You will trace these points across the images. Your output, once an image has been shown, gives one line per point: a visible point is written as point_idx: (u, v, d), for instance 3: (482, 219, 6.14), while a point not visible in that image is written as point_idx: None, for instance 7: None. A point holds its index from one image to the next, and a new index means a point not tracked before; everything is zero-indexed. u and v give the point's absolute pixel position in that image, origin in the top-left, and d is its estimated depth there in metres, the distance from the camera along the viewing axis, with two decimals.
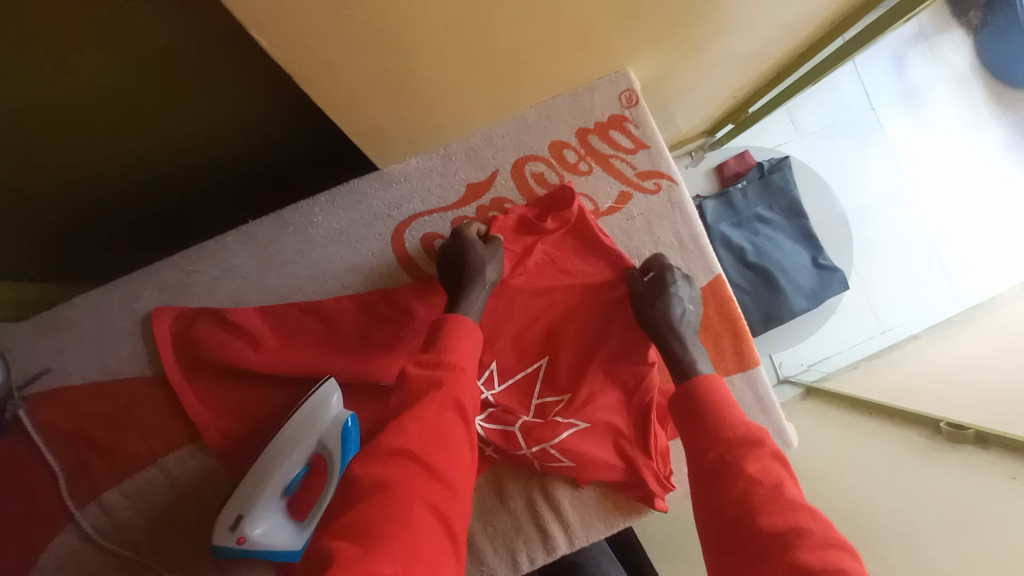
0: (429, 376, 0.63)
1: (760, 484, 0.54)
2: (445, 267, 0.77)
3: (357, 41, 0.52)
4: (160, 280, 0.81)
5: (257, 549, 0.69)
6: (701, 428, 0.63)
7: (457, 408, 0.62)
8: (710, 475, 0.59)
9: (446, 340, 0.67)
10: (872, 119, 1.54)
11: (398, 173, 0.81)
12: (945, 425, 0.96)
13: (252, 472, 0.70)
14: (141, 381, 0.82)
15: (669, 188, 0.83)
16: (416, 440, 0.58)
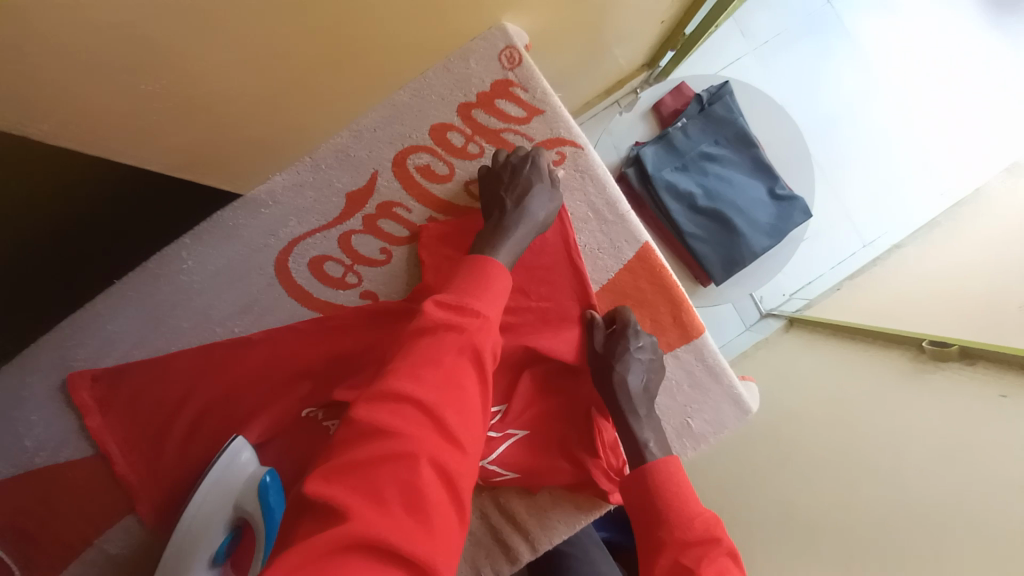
0: (446, 317, 0.54)
1: (691, 545, 0.54)
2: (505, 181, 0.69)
3: (71, 76, 0.41)
4: (39, 361, 0.74)
5: None
6: (638, 479, 0.62)
7: (473, 353, 0.53)
8: (648, 527, 0.59)
9: (475, 280, 0.58)
10: (828, 15, 1.38)
11: (265, 195, 0.71)
12: (928, 345, 0.82)
13: (173, 545, 0.67)
14: (50, 469, 0.75)
15: (575, 153, 0.72)
16: (426, 391, 0.49)
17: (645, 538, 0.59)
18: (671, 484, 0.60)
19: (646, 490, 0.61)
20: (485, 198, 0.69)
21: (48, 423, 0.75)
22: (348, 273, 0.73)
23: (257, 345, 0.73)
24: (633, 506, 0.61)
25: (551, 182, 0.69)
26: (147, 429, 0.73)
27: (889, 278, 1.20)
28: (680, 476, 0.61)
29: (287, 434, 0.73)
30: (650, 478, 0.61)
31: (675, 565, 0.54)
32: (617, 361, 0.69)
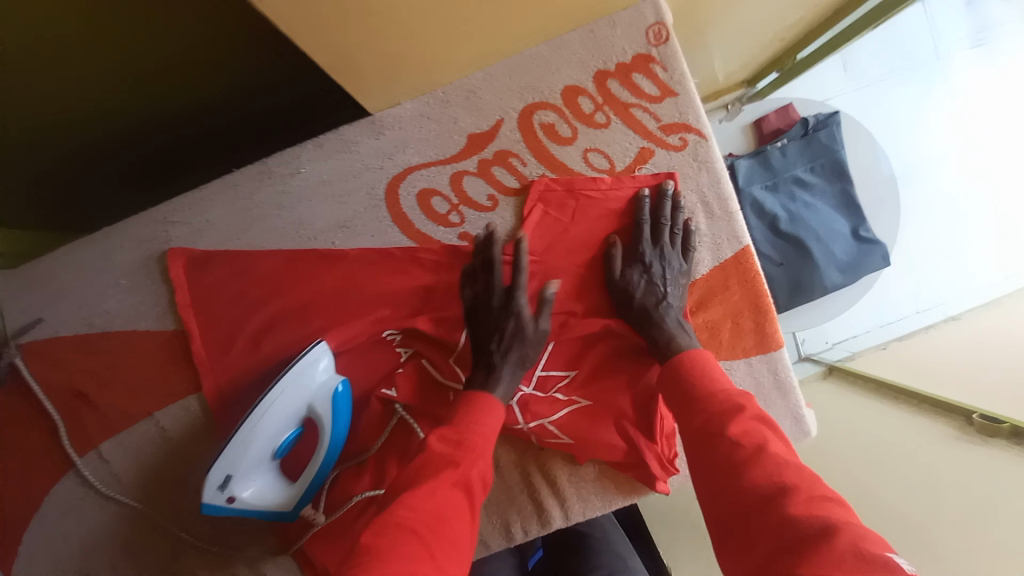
0: (445, 449, 0.55)
1: (741, 451, 0.49)
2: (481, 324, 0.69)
3: None
4: (138, 233, 0.76)
5: (246, 506, 0.69)
6: (687, 400, 0.58)
7: (467, 476, 0.53)
8: (694, 443, 0.54)
9: (467, 412, 0.60)
10: (935, 71, 1.35)
11: (391, 119, 0.73)
12: (978, 417, 0.86)
13: (236, 436, 0.65)
14: (129, 334, 0.77)
15: (697, 142, 0.72)
16: (430, 500, 0.49)
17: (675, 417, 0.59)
18: (724, 398, 0.55)
19: (697, 408, 0.56)
20: (475, 339, 0.70)
21: (131, 293, 0.77)
22: (451, 212, 0.75)
23: (349, 260, 0.74)
24: (682, 426, 0.57)
25: (533, 319, 0.70)
26: (230, 318, 0.75)
27: (937, 344, 1.20)
28: (738, 394, 0.55)
29: (363, 350, 0.75)
30: (674, 370, 0.62)
31: (702, 427, 0.54)
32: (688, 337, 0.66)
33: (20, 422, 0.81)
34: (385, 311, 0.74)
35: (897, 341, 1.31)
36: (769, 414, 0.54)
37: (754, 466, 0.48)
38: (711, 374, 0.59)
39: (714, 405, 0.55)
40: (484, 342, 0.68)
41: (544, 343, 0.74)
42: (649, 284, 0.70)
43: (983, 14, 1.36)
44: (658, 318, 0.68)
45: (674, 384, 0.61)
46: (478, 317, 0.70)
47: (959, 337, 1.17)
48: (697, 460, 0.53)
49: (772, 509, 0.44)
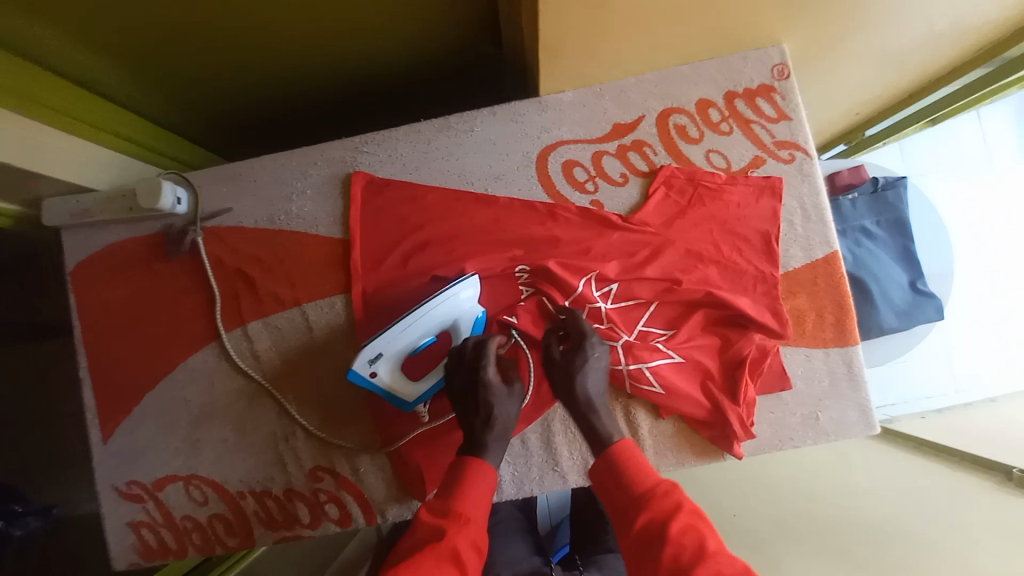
0: (434, 523, 0.59)
1: (685, 555, 0.55)
2: (557, 376, 0.75)
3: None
4: (331, 155, 0.93)
5: (378, 386, 0.78)
6: (628, 497, 0.62)
7: (458, 552, 0.57)
8: (642, 531, 0.59)
9: (464, 481, 0.63)
10: (987, 171, 1.53)
11: (555, 101, 0.90)
12: (1018, 471, 1.00)
13: (400, 322, 0.76)
14: (300, 235, 0.92)
15: (803, 159, 0.87)
16: (440, 556, 0.55)
17: (613, 497, 0.63)
18: (664, 497, 0.60)
19: (632, 513, 0.61)
20: (456, 394, 0.74)
21: (312, 201, 0.92)
22: (588, 181, 0.90)
23: (499, 207, 0.90)
24: (625, 520, 0.61)
25: (502, 382, 0.74)
26: (390, 235, 0.90)
27: (977, 422, 1.29)
28: (670, 487, 0.61)
29: (494, 281, 0.88)
30: (605, 458, 0.66)
31: (638, 542, 0.59)
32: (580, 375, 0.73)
33: (188, 293, 0.95)
34: (519, 251, 0.88)
35: (936, 412, 1.42)
36: (701, 508, 0.60)
37: (705, 566, 0.54)
38: (636, 464, 0.64)
39: (651, 507, 0.60)
40: (579, 394, 0.72)
41: (649, 302, 0.86)
42: (591, 372, 0.74)
43: None
44: (593, 413, 0.71)
45: (605, 474, 0.65)
46: (563, 384, 0.74)
47: (1001, 418, 1.27)
48: (637, 567, 0.58)
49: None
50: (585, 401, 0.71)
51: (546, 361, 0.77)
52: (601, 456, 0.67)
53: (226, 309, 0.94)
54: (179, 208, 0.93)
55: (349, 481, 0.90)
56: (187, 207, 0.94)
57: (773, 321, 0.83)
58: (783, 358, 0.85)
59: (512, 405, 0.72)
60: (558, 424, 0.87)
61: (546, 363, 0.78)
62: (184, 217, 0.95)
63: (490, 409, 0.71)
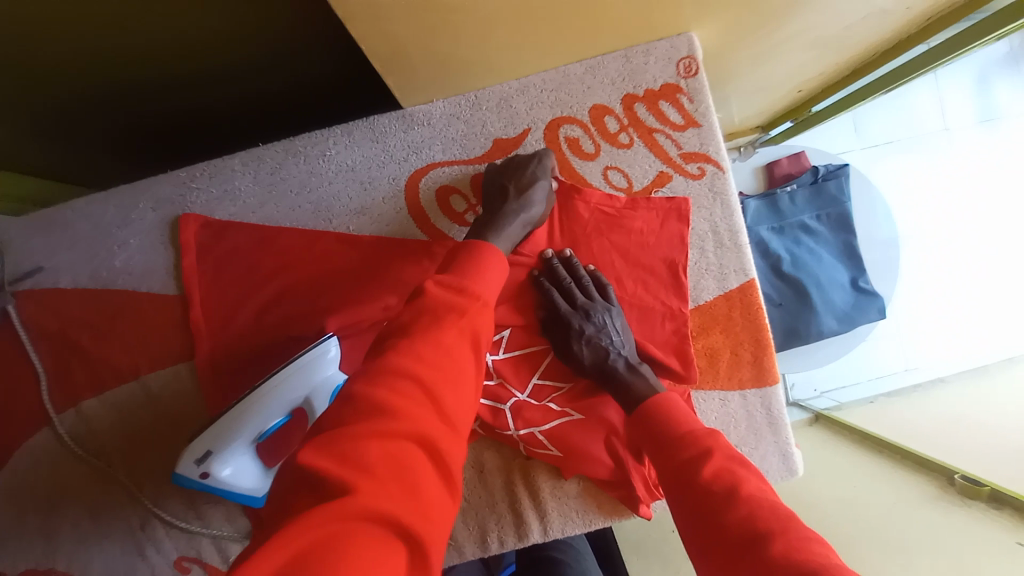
0: (442, 296, 0.51)
1: (716, 493, 0.50)
2: (561, 342, 0.72)
3: None
4: (155, 193, 0.77)
5: (218, 486, 0.67)
6: (664, 441, 0.58)
7: (450, 424, 0.45)
8: (672, 472, 0.55)
9: (469, 263, 0.55)
10: (941, 140, 1.41)
11: (422, 115, 0.75)
12: (959, 478, 0.92)
13: (232, 409, 0.65)
14: (133, 293, 0.77)
15: (715, 174, 0.74)
16: (420, 418, 0.43)
17: (652, 447, 0.60)
18: (694, 440, 0.56)
19: (667, 456, 0.57)
20: (486, 200, 0.71)
21: (142, 251, 0.77)
22: (469, 212, 0.76)
23: (363, 247, 0.76)
24: (661, 463, 0.57)
25: (537, 182, 0.69)
26: (237, 289, 0.76)
27: (920, 407, 1.24)
28: (707, 433, 0.56)
29: (362, 337, 0.75)
30: (646, 412, 0.62)
31: (673, 488, 0.54)
32: (590, 339, 0.69)
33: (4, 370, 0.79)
34: (391, 300, 0.75)
35: (883, 396, 1.36)
36: (741, 453, 0.55)
37: (746, 502, 0.48)
38: (677, 417, 0.60)
39: (685, 447, 0.55)
40: (594, 359, 0.69)
41: (545, 352, 0.74)
42: (596, 334, 0.69)
43: (998, 91, 1.39)
44: (612, 369, 0.68)
45: (650, 430, 0.61)
46: (560, 332, 0.71)
47: (945, 404, 1.21)
48: (677, 509, 0.53)
49: (762, 547, 0.44)
50: (603, 362, 0.69)
51: (549, 315, 0.72)
52: (636, 413, 0.63)
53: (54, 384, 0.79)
54: None
55: (221, 570, 0.80)
56: None
57: (682, 365, 0.72)
58: (697, 403, 0.75)
59: (540, 207, 0.69)
60: None
61: (553, 322, 0.72)
62: None
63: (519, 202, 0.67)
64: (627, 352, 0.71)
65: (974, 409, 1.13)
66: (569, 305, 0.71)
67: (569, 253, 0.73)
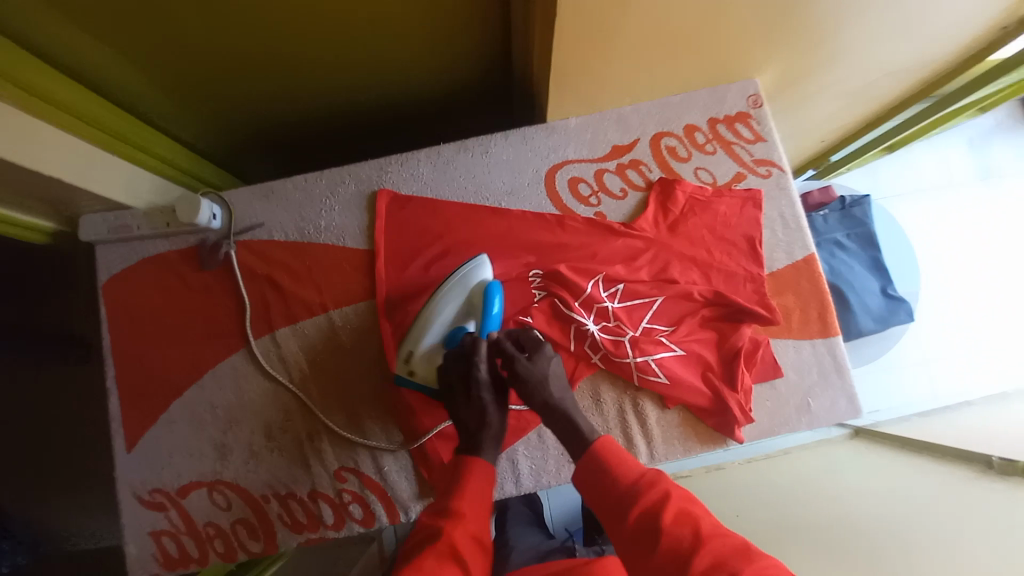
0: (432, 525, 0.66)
1: (683, 540, 0.58)
2: (523, 391, 0.80)
3: (592, 34, 0.74)
4: (356, 174, 1.03)
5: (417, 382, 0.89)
6: (617, 487, 0.66)
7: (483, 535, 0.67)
8: (605, 480, 0.67)
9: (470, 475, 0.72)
10: (942, 191, 1.69)
11: (560, 126, 1.02)
12: (996, 460, 1.06)
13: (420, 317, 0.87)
14: (330, 245, 1.00)
15: (779, 175, 0.99)
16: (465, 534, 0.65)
17: (613, 525, 0.65)
18: (651, 487, 0.64)
19: (625, 514, 0.63)
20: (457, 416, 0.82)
21: (341, 216, 1.02)
22: (593, 195, 1.01)
23: (511, 218, 0.99)
24: (597, 497, 0.67)
25: (494, 401, 0.81)
26: (413, 245, 0.99)
27: (951, 420, 1.40)
28: (656, 477, 0.65)
29: (510, 284, 0.96)
30: (591, 458, 0.69)
31: (643, 526, 0.61)
32: (539, 374, 0.80)
33: (215, 302, 1.01)
34: (531, 258, 0.97)
35: (916, 413, 1.52)
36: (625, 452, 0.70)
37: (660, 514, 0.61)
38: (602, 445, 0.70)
39: (603, 469, 0.68)
40: (551, 399, 0.78)
41: (653, 301, 0.95)
42: (551, 377, 0.80)
43: (998, 151, 1.70)
44: (569, 413, 0.77)
45: (591, 470, 0.68)
46: (524, 394, 0.80)
47: (973, 416, 1.37)
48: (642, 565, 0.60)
49: (683, 547, 0.58)
50: (557, 404, 0.78)
51: (515, 377, 0.80)
52: (582, 460, 0.70)
53: (255, 315, 1.00)
54: (214, 223, 1.00)
55: (373, 480, 0.94)
56: (222, 222, 1.01)
57: (765, 311, 0.92)
58: (775, 350, 0.94)
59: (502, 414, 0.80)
60: None
61: (512, 378, 0.81)
62: (218, 231, 1.02)
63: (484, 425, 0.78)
64: (568, 390, 0.81)
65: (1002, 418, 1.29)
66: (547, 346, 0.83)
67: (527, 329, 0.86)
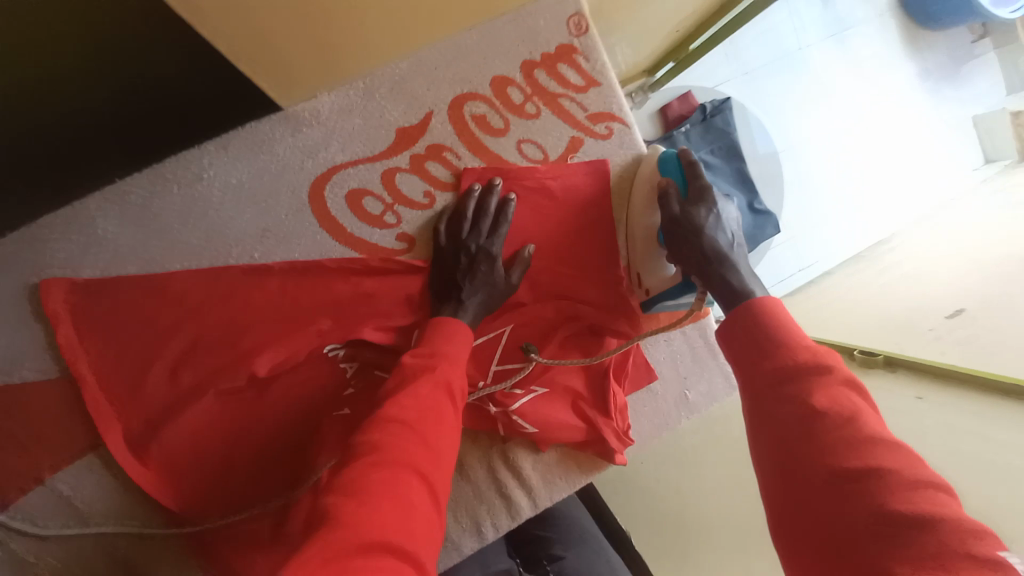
0: (418, 363, 0.59)
1: (827, 422, 0.46)
2: (677, 236, 0.65)
3: None
4: (3, 260, 0.64)
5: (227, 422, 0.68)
6: (765, 350, 0.53)
7: (433, 453, 0.52)
8: (778, 400, 0.50)
9: (439, 332, 0.63)
10: (799, 58, 1.54)
11: (308, 114, 0.66)
12: (858, 352, 1.03)
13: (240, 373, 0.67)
14: (7, 383, 0.65)
15: (622, 130, 0.76)
16: (405, 453, 0.50)
17: (751, 374, 0.54)
18: (813, 362, 0.50)
19: (781, 377, 0.51)
20: (439, 274, 0.70)
21: (4, 334, 0.65)
22: (386, 212, 0.71)
23: (276, 274, 0.68)
24: (767, 382, 0.52)
25: (491, 236, 0.70)
26: (137, 351, 0.66)
27: (816, 298, 1.44)
28: (824, 353, 0.51)
29: (301, 367, 0.69)
30: (744, 317, 0.56)
31: (791, 397, 0.49)
32: (702, 220, 0.65)
33: None
34: (326, 325, 0.69)
35: (788, 296, 1.55)
36: (858, 376, 0.50)
37: (849, 437, 0.45)
38: (789, 329, 0.54)
39: (803, 369, 0.50)
40: (710, 250, 0.64)
41: (501, 335, 0.76)
42: (715, 223, 0.65)
43: (838, 5, 1.55)
44: (720, 258, 0.63)
45: (743, 329, 0.56)
46: (677, 240, 0.65)
47: (833, 292, 1.42)
48: (767, 427, 0.50)
49: (865, 490, 0.42)
50: (717, 255, 0.63)
51: (671, 232, 0.66)
52: (732, 314, 0.58)
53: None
54: None
55: None
56: None
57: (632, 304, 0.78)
58: (648, 350, 0.84)
59: (497, 244, 0.70)
60: None
61: (664, 223, 0.67)
62: None
63: (471, 268, 0.69)
64: (736, 247, 0.67)
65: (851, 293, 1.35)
66: (698, 206, 0.66)
67: (665, 182, 0.67)
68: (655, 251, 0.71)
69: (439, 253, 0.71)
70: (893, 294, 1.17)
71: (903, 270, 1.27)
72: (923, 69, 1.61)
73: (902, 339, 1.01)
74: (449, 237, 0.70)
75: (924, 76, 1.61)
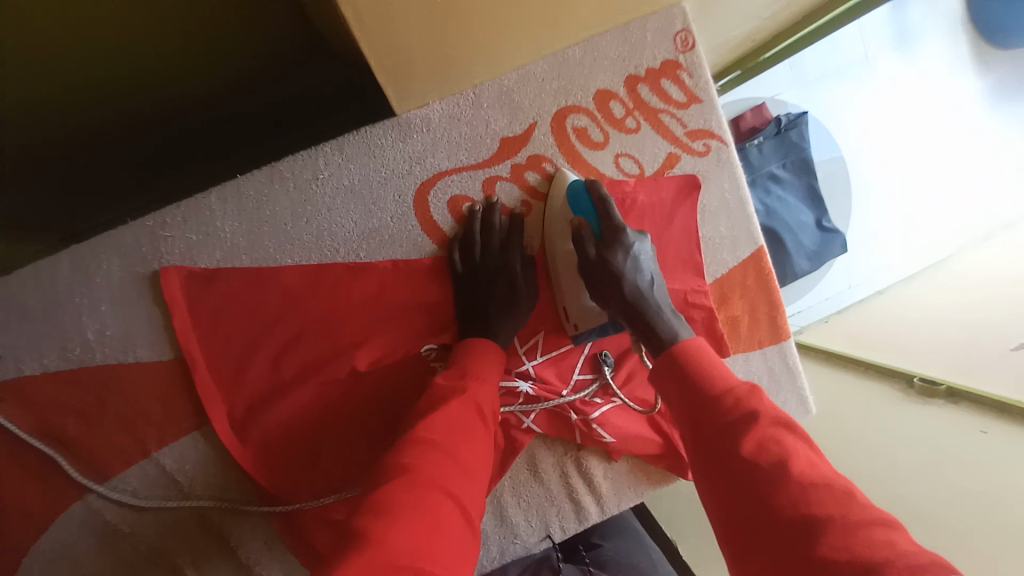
0: (449, 382, 0.61)
1: (761, 465, 0.47)
2: (596, 282, 0.67)
3: None
4: (127, 247, 0.67)
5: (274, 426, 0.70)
6: (692, 394, 0.56)
7: (463, 472, 0.53)
8: (714, 447, 0.51)
9: (468, 352, 0.65)
10: (865, 69, 1.50)
11: (419, 120, 0.69)
12: (918, 380, 1.00)
13: (295, 377, 0.70)
14: (123, 362, 0.69)
15: (720, 148, 0.77)
16: (439, 475, 0.50)
17: (684, 414, 0.56)
18: (738, 405, 0.52)
19: (716, 425, 0.52)
20: (462, 303, 0.71)
21: (121, 317, 0.68)
22: None
23: (378, 273, 0.70)
24: (692, 423, 0.54)
25: (511, 257, 0.71)
26: (243, 340, 0.69)
27: (868, 319, 1.40)
28: (751, 394, 0.53)
29: (396, 365, 0.72)
30: (674, 359, 0.60)
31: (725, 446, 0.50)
32: (616, 268, 0.66)
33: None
34: (422, 324, 0.72)
35: (838, 313, 1.52)
36: (789, 415, 0.51)
37: (783, 482, 0.45)
38: (714, 374, 0.56)
39: (730, 412, 0.52)
40: (627, 297, 0.66)
41: (585, 345, 0.77)
42: (633, 265, 0.67)
43: (910, 16, 1.50)
44: (644, 306, 0.66)
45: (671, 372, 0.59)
46: (592, 281, 0.67)
47: (886, 313, 1.37)
48: (708, 479, 0.51)
49: (801, 534, 0.41)
50: (636, 300, 0.66)
51: (589, 272, 0.67)
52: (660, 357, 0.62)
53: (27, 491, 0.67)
54: None
55: None
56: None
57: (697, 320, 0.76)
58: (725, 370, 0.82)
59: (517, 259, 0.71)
60: (508, 496, 0.78)
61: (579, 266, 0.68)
62: None
63: (499, 290, 0.70)
64: (656, 284, 0.68)
65: (905, 313, 1.30)
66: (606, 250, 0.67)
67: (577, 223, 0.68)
68: (576, 283, 0.72)
69: (461, 279, 0.71)
70: (956, 316, 1.12)
71: (968, 292, 1.21)
72: (996, 85, 1.54)
73: (968, 365, 0.97)
74: (466, 263, 0.71)
75: (993, 92, 1.54)
